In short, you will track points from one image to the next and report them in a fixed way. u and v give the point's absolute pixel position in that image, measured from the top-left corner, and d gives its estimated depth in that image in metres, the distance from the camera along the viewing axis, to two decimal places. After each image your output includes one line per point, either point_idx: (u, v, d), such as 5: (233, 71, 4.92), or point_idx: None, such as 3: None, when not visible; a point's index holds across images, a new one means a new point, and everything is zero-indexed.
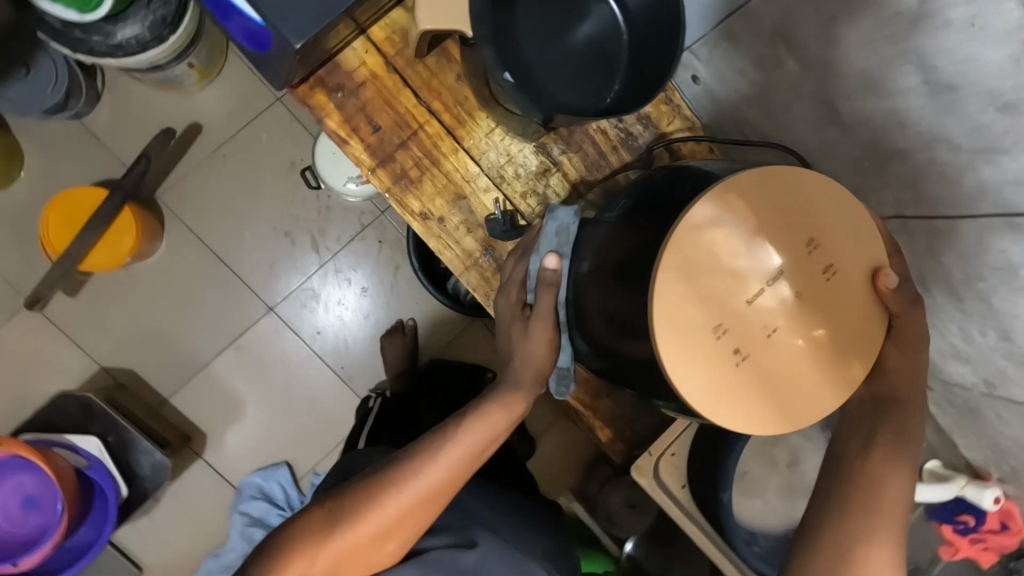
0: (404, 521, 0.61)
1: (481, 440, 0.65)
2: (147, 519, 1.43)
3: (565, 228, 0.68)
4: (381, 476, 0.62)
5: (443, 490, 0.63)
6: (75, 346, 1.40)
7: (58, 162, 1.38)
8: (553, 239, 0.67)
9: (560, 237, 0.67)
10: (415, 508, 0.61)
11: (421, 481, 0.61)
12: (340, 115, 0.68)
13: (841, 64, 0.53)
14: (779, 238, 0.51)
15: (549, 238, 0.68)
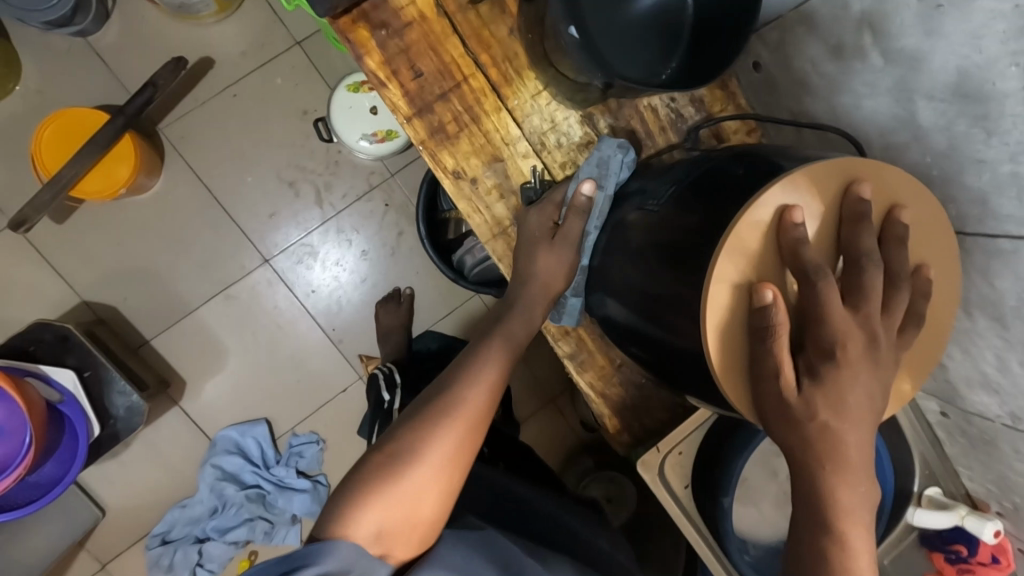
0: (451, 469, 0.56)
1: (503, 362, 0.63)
2: (116, 463, 1.38)
3: (605, 160, 0.66)
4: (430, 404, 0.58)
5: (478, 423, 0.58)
6: (57, 275, 1.33)
7: (57, 79, 1.30)
8: (593, 169, 0.66)
9: (601, 168, 0.66)
10: (469, 430, 0.57)
11: (455, 423, 0.57)
12: (381, 55, 0.63)
13: (933, 60, 0.50)
14: (860, 237, 0.48)
15: (589, 167, 0.67)
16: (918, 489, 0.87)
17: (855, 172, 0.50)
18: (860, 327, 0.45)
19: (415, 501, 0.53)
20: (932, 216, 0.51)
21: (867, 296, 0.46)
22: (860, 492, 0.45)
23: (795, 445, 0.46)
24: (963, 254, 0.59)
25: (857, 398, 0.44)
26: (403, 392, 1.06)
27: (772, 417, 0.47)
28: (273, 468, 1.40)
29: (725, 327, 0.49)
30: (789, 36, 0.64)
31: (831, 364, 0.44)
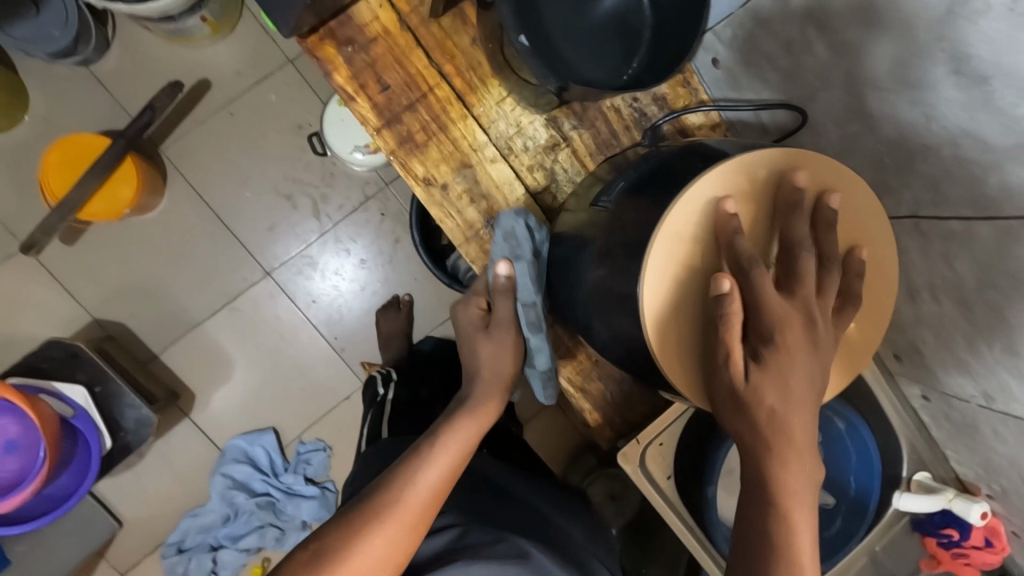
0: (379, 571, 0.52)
1: (460, 452, 0.62)
2: (130, 474, 1.42)
3: (512, 233, 0.69)
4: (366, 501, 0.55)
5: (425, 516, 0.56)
6: (69, 295, 1.39)
7: (62, 107, 1.36)
8: (503, 247, 0.69)
9: (510, 244, 0.69)
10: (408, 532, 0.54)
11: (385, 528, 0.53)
12: (349, 70, 0.66)
13: (871, 50, 0.52)
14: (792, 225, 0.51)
15: (500, 246, 0.69)
16: (907, 474, 0.87)
17: (788, 166, 0.54)
18: (795, 309, 0.47)
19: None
20: (870, 205, 0.55)
21: (801, 280, 0.48)
22: (808, 476, 0.46)
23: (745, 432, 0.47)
24: (919, 238, 0.60)
25: (798, 380, 0.46)
26: (397, 385, 1.14)
27: (722, 403, 0.48)
28: (282, 475, 1.43)
29: (667, 318, 0.53)
30: (742, 34, 0.65)
31: (770, 347, 0.46)
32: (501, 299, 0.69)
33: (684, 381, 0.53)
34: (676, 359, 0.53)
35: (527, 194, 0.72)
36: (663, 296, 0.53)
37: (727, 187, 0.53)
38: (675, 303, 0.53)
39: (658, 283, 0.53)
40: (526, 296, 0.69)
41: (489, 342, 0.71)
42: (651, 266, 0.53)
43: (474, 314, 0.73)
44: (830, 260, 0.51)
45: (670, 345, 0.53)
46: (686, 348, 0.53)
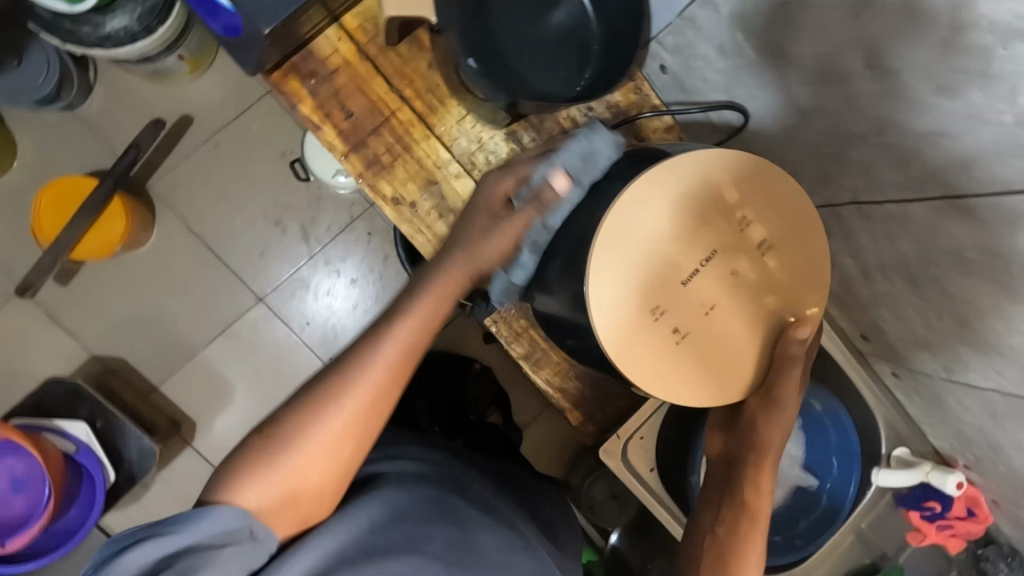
0: (345, 440, 0.60)
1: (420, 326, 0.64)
2: (137, 506, 1.44)
3: (592, 157, 0.63)
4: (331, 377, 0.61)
5: (382, 395, 0.62)
6: (67, 334, 1.42)
7: (50, 152, 1.40)
8: (574, 157, 0.63)
9: (583, 161, 0.63)
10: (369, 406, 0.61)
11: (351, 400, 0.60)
12: (314, 101, 0.70)
13: (796, 50, 0.55)
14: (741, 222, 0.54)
15: (571, 154, 0.64)
16: (887, 450, 0.90)
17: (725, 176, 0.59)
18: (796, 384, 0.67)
19: (302, 477, 0.59)
20: (799, 198, 0.60)
21: None
22: None
23: None
24: (864, 222, 0.63)
25: None
26: None
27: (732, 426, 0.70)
28: None
29: (615, 319, 0.58)
30: (683, 41, 0.68)
31: None
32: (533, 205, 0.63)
33: (642, 378, 0.59)
34: (629, 357, 0.58)
35: None
36: (608, 300, 0.58)
37: (655, 192, 0.58)
38: (620, 304, 0.58)
39: (615, 293, 0.58)
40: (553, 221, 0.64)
41: (493, 228, 0.65)
42: (605, 275, 0.57)
43: (497, 196, 0.65)
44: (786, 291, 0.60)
45: (622, 344, 0.58)
46: (642, 348, 0.58)
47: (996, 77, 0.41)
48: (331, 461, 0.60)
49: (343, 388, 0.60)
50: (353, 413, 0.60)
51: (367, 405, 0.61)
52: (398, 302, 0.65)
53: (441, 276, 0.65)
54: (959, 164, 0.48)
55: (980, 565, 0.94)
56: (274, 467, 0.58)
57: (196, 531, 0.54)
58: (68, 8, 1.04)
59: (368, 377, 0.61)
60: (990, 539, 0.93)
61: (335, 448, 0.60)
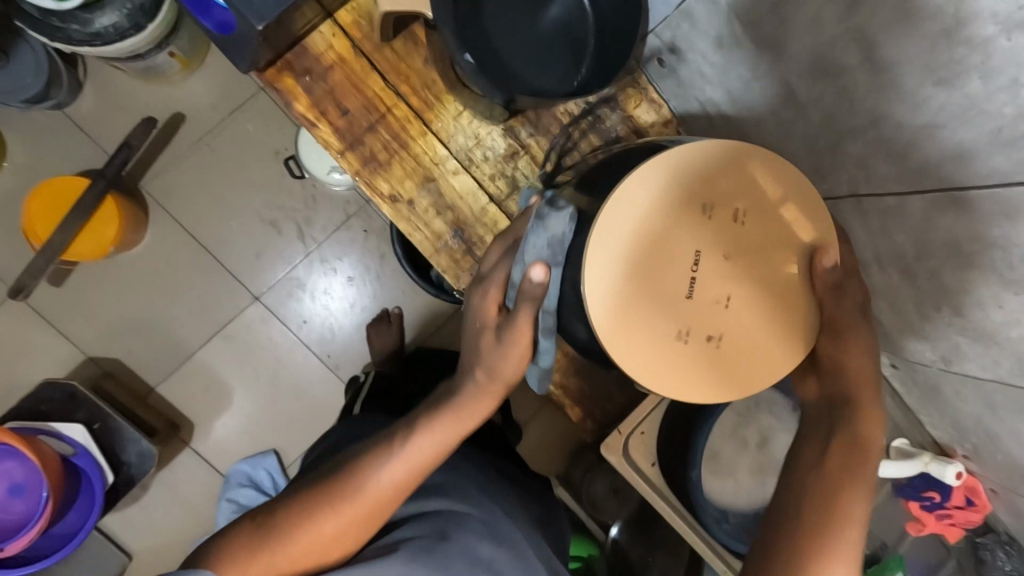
0: (336, 545, 0.59)
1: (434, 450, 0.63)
2: (137, 508, 1.44)
3: (557, 239, 0.61)
4: (341, 476, 0.60)
5: (383, 505, 0.60)
6: (62, 336, 1.41)
7: (40, 152, 1.38)
8: (541, 248, 0.60)
9: (552, 247, 0.60)
10: (369, 515, 0.60)
11: (355, 500, 0.59)
12: (309, 99, 0.69)
13: (792, 44, 0.55)
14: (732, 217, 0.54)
15: (537, 246, 0.61)
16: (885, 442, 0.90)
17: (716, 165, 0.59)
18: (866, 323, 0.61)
19: (286, 568, 0.57)
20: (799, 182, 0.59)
21: None
22: None
23: None
24: (861, 216, 0.63)
25: None
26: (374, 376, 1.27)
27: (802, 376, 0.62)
28: None
29: (611, 311, 0.58)
30: (679, 34, 0.68)
31: None
32: (529, 303, 0.60)
33: (635, 370, 0.58)
34: (625, 349, 0.58)
35: (491, 203, 0.74)
36: (604, 290, 0.58)
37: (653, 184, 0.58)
38: (617, 296, 0.58)
39: (607, 287, 0.58)
40: (550, 302, 0.62)
41: (501, 342, 0.63)
42: (600, 266, 0.58)
43: (491, 308, 0.64)
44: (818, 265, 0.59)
45: (619, 335, 0.58)
46: (640, 337, 0.58)
47: (995, 67, 0.41)
48: (313, 562, 0.58)
49: (348, 487, 0.59)
50: (348, 520, 0.59)
51: (363, 513, 0.59)
52: (419, 416, 0.65)
53: (464, 399, 0.65)
54: (958, 156, 0.48)
55: (979, 553, 0.94)
56: (260, 556, 0.56)
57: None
58: (57, 3, 1.01)
59: (375, 486, 0.60)
60: (988, 528, 0.94)
61: (321, 550, 0.58)
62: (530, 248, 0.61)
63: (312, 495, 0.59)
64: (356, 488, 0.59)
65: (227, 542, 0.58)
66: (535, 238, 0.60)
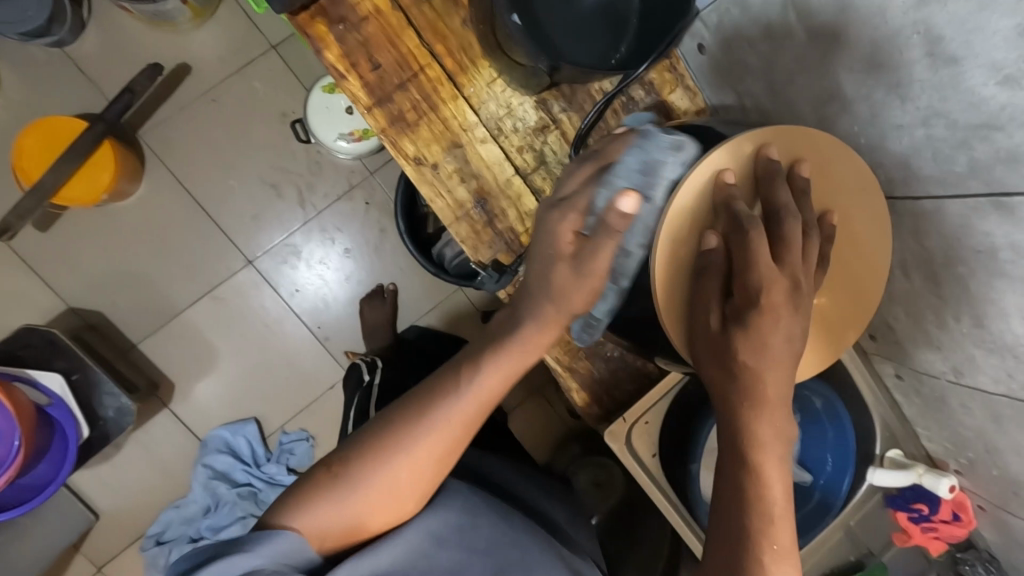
0: (416, 485, 0.56)
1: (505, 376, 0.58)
2: (108, 467, 1.40)
3: (654, 163, 0.56)
4: (410, 413, 0.56)
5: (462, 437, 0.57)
6: (43, 283, 1.35)
7: (36, 90, 1.33)
8: (634, 175, 0.55)
9: (644, 175, 0.55)
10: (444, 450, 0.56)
11: (428, 441, 0.55)
12: (340, 49, 0.66)
13: (848, 37, 0.54)
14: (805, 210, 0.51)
15: (629, 172, 0.56)
16: (880, 451, 0.91)
17: (763, 141, 0.54)
18: (784, 274, 0.46)
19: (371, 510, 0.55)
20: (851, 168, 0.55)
21: (789, 245, 0.48)
22: (777, 425, 0.46)
23: (721, 383, 0.47)
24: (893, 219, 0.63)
25: (777, 340, 0.45)
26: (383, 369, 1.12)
27: (701, 351, 0.49)
28: (264, 466, 1.41)
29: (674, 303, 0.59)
30: (726, 22, 0.67)
31: (755, 309, 0.45)
32: (610, 236, 0.54)
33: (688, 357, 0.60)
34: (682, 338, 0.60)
35: (517, 175, 0.72)
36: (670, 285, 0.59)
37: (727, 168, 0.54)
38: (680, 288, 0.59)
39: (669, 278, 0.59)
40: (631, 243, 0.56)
41: (577, 275, 0.56)
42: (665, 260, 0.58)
43: (566, 234, 0.56)
44: (809, 225, 0.50)
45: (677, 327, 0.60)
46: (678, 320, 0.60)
47: None
48: (395, 509, 0.56)
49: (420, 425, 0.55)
50: (425, 462, 0.56)
51: (442, 449, 0.56)
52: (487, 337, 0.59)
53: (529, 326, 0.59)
54: (1009, 161, 0.48)
55: (958, 567, 0.96)
56: (338, 510, 0.54)
57: (261, 553, 0.51)
58: None
59: (450, 419, 0.56)
60: (970, 544, 0.95)
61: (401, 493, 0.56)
62: (620, 172, 0.56)
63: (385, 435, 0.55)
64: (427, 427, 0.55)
65: (305, 487, 0.55)
66: (629, 160, 0.56)
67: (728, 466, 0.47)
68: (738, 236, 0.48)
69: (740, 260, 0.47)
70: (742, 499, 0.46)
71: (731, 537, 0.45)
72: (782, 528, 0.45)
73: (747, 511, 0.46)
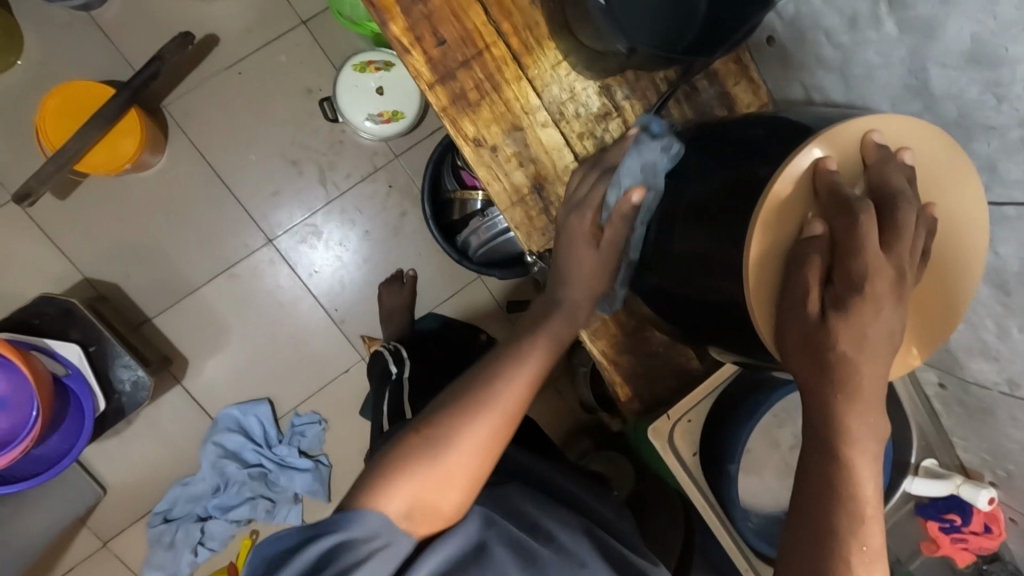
0: (486, 449, 0.60)
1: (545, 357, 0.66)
2: (117, 441, 1.37)
3: (650, 163, 0.64)
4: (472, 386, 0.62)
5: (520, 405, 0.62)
6: (58, 251, 1.33)
7: (60, 52, 1.29)
8: (637, 172, 0.64)
9: (646, 172, 0.64)
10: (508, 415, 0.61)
11: (494, 407, 0.60)
12: (405, 22, 0.64)
13: (946, 32, 0.52)
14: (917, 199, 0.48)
15: (632, 170, 0.64)
16: (915, 459, 0.90)
17: (867, 128, 0.51)
18: (891, 263, 0.44)
19: (448, 476, 0.57)
20: (952, 160, 0.51)
21: (900, 234, 0.45)
22: (871, 423, 0.45)
23: (813, 374, 0.46)
24: None
25: (879, 331, 0.44)
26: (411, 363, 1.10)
27: (793, 342, 0.47)
28: (274, 447, 1.40)
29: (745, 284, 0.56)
30: (803, 10, 0.65)
31: (857, 296, 0.43)
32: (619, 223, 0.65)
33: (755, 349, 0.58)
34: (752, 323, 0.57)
35: (576, 162, 0.70)
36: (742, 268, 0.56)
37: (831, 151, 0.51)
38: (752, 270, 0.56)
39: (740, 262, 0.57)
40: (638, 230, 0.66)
41: (596, 259, 0.68)
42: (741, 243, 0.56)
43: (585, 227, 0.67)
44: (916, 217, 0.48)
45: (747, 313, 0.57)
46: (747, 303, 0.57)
47: None
48: (470, 474, 0.58)
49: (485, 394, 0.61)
50: (492, 426, 0.60)
51: (506, 416, 0.61)
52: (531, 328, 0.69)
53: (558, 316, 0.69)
54: None
55: None
56: (417, 473, 0.56)
57: (351, 532, 0.52)
58: None
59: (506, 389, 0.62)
60: (996, 556, 0.95)
61: (467, 462, 0.58)
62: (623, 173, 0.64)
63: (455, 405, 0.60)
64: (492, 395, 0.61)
65: (379, 466, 0.57)
66: (630, 160, 0.64)
67: (817, 462, 0.46)
68: (843, 221, 0.46)
69: (844, 246, 0.45)
70: (826, 500, 0.46)
71: (817, 533, 0.45)
72: (871, 528, 0.45)
73: (834, 510, 0.45)
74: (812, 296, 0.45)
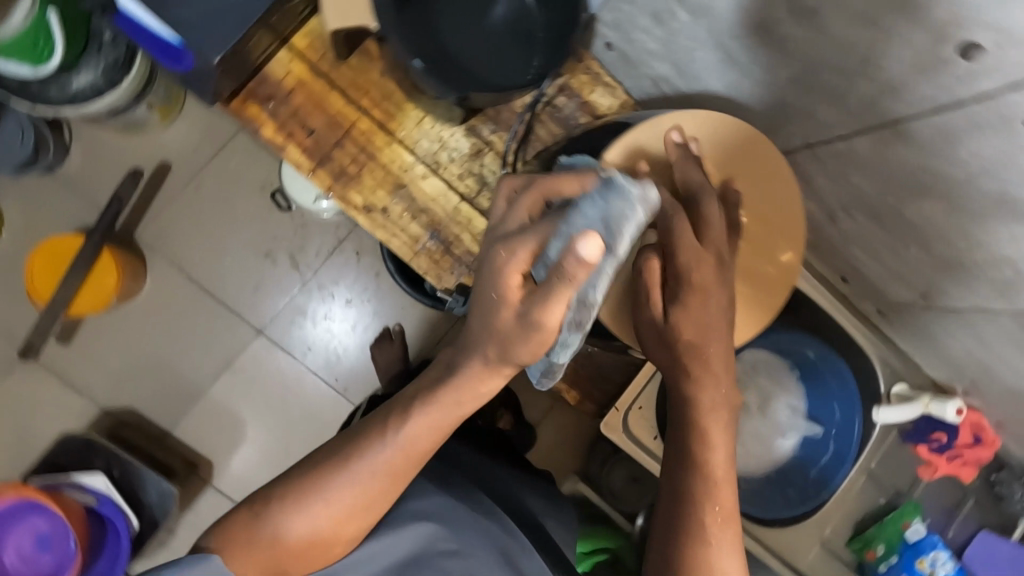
0: (335, 533, 0.58)
1: (420, 439, 0.59)
2: (166, 551, 1.45)
3: (617, 216, 0.51)
4: (330, 466, 0.58)
5: (380, 494, 0.59)
6: (73, 391, 1.43)
7: (36, 215, 1.43)
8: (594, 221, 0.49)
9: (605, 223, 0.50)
10: (362, 502, 0.58)
11: (347, 494, 0.57)
12: (275, 123, 0.72)
13: (722, 10, 0.57)
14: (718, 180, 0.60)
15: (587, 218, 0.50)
16: (885, 389, 0.91)
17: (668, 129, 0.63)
18: (709, 250, 0.55)
19: (288, 554, 0.57)
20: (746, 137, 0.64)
21: (708, 222, 0.56)
22: (720, 394, 0.55)
23: (668, 361, 0.55)
24: (818, 163, 0.65)
25: (711, 313, 0.54)
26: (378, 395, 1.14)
27: (648, 339, 0.56)
28: None
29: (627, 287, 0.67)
30: (620, 16, 0.70)
31: (688, 287, 0.53)
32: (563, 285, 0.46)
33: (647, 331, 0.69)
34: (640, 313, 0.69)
35: (462, 201, 0.76)
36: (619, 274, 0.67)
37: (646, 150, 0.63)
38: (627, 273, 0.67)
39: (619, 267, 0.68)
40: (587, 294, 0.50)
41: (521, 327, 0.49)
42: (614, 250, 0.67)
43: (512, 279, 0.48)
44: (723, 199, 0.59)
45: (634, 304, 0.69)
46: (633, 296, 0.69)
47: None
48: (319, 551, 0.59)
49: (336, 479, 0.57)
50: (343, 510, 0.58)
51: (358, 500, 0.58)
52: (409, 396, 0.60)
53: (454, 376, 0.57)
54: (890, 91, 0.50)
55: (996, 490, 0.95)
56: (252, 547, 0.56)
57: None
58: (35, 71, 0.99)
59: (356, 482, 0.58)
60: (1001, 463, 0.95)
61: (306, 547, 0.57)
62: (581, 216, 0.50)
63: (305, 483, 0.58)
64: (345, 481, 0.57)
65: (225, 529, 0.57)
66: (587, 209, 0.50)
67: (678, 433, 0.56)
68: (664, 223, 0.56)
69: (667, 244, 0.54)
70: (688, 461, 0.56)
71: (678, 493, 0.55)
72: (722, 491, 0.55)
73: (691, 472, 0.55)
74: (654, 297, 0.55)
